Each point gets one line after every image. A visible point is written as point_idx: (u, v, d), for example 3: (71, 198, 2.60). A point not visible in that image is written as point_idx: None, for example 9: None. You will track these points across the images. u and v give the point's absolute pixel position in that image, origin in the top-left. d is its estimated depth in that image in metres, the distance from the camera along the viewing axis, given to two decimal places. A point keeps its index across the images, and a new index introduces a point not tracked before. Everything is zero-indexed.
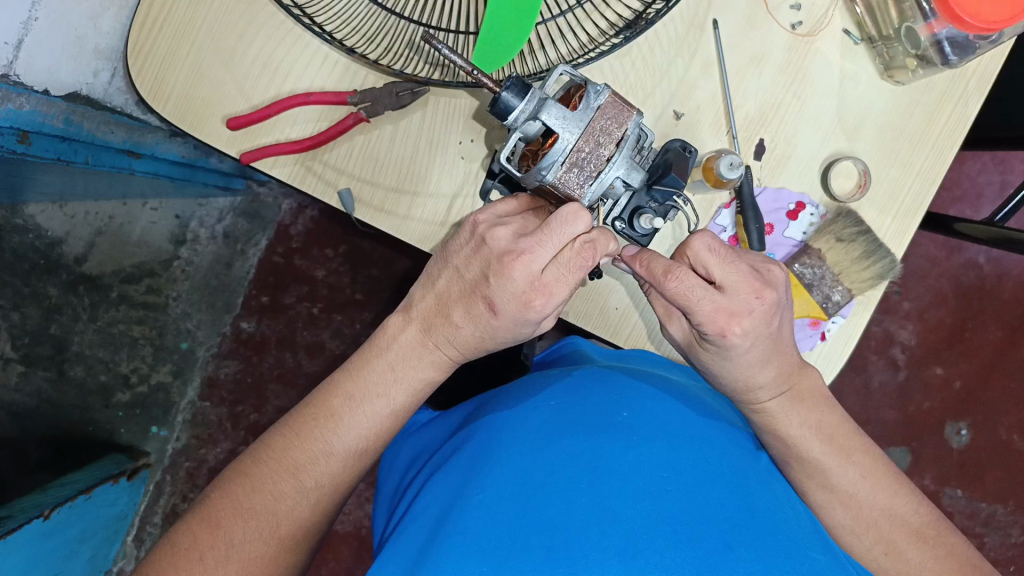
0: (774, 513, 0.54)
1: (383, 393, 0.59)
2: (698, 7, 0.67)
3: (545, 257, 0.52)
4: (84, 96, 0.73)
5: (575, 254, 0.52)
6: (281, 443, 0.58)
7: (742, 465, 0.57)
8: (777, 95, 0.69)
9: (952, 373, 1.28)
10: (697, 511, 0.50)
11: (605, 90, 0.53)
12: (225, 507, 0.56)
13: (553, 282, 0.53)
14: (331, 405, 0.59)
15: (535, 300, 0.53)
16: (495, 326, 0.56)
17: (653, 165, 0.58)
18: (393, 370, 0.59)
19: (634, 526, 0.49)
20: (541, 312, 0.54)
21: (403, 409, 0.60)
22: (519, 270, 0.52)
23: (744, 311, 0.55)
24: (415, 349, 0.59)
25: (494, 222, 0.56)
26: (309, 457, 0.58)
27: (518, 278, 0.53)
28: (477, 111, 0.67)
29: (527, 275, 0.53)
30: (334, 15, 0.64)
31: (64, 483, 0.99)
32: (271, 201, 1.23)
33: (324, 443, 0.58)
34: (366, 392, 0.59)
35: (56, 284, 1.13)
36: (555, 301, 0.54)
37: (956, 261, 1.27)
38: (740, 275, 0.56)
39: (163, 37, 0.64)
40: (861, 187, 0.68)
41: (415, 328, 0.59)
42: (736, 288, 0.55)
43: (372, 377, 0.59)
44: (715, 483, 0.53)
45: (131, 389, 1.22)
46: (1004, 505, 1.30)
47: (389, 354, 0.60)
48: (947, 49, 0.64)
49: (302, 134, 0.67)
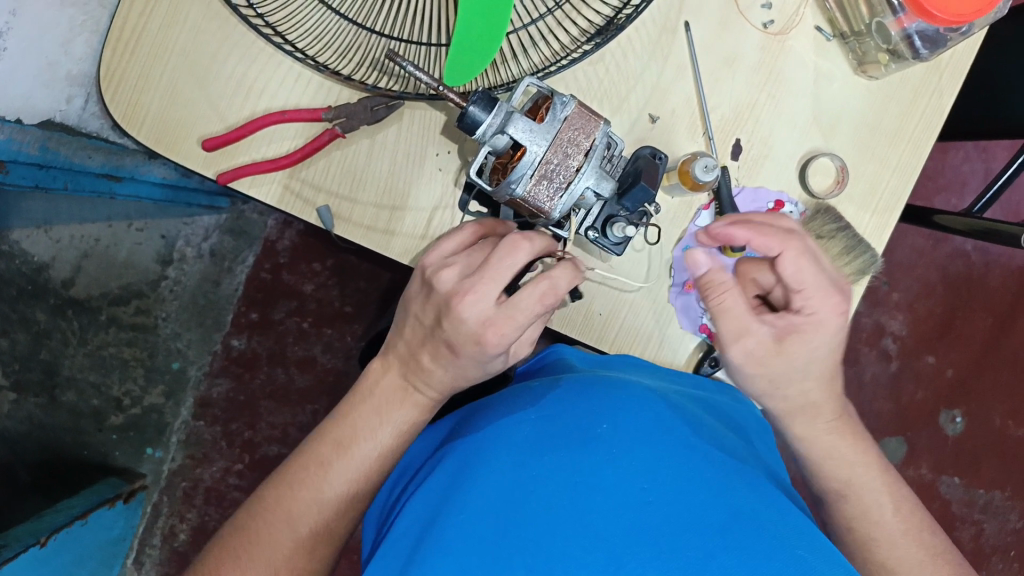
0: (762, 510, 0.52)
1: (369, 437, 0.60)
2: (670, 10, 0.67)
3: (491, 295, 0.53)
4: (59, 123, 0.75)
5: (531, 291, 0.53)
6: (273, 497, 0.58)
7: (736, 471, 0.56)
8: (751, 95, 0.69)
9: (944, 361, 1.28)
10: (677, 521, 0.50)
11: (571, 101, 0.53)
12: (225, 562, 0.56)
13: (503, 319, 0.53)
14: (320, 454, 0.59)
15: (490, 333, 0.54)
16: (461, 365, 0.57)
17: (625, 173, 0.58)
18: (378, 415, 0.60)
19: (614, 541, 0.49)
20: (499, 343, 0.54)
21: (391, 452, 0.60)
22: (468, 310, 0.53)
23: (821, 320, 0.60)
24: (396, 394, 0.60)
25: (441, 263, 0.57)
26: (302, 507, 0.58)
27: (469, 317, 0.53)
28: (448, 125, 0.67)
29: (478, 314, 0.53)
30: (305, 31, 0.64)
31: (58, 510, 0.98)
32: (256, 217, 1.23)
33: (317, 490, 0.58)
34: (353, 436, 0.59)
35: (44, 309, 1.09)
36: (511, 335, 0.54)
37: (943, 251, 1.27)
38: (819, 277, 0.60)
39: (136, 58, 0.64)
40: (839, 183, 0.69)
41: (396, 372, 0.61)
42: (822, 288, 0.60)
43: (358, 422, 0.60)
44: (703, 489, 0.52)
45: (124, 411, 1.22)
46: (1001, 491, 1.30)
47: (373, 400, 0.60)
48: (917, 43, 0.65)
49: (278, 152, 0.67)
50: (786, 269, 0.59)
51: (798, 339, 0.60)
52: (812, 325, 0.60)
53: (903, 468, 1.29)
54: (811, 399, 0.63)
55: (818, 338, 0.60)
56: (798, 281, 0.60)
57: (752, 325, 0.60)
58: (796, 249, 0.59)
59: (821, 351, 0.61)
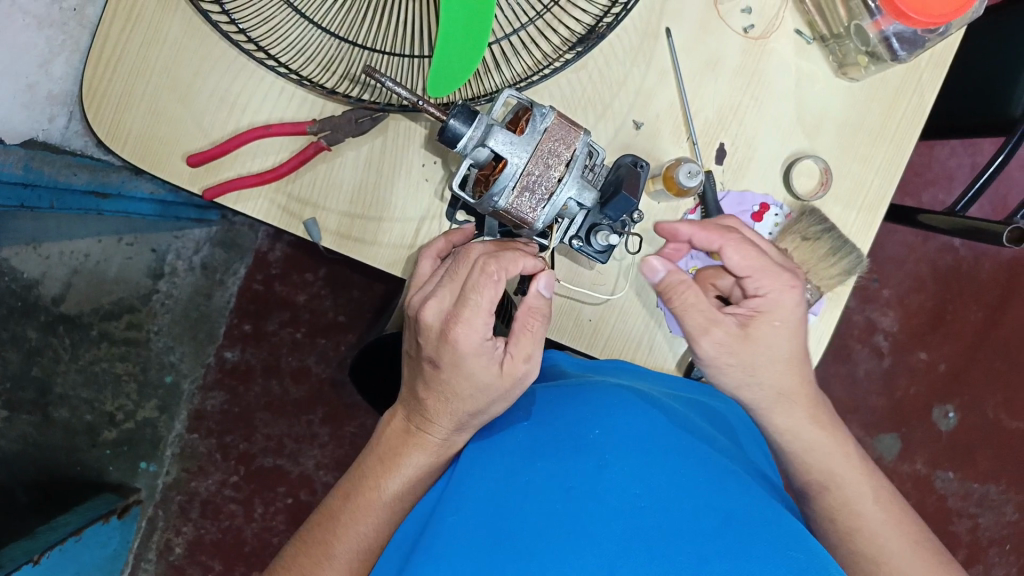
0: (755, 515, 0.52)
1: (375, 485, 0.60)
2: (651, 16, 0.68)
3: (447, 294, 0.56)
4: (42, 141, 0.74)
5: (479, 271, 0.54)
6: (287, 559, 0.60)
7: (730, 476, 0.55)
8: (734, 99, 0.69)
9: (936, 356, 1.29)
10: (671, 526, 0.49)
11: (551, 112, 0.53)
12: None
13: (462, 309, 0.54)
14: (332, 506, 0.61)
15: (455, 329, 0.54)
16: (446, 381, 0.57)
17: (607, 182, 0.58)
18: (383, 463, 0.61)
19: (608, 548, 0.48)
20: (466, 343, 0.55)
21: (399, 500, 0.60)
22: (432, 313, 0.56)
23: (780, 301, 0.63)
24: (399, 437, 0.61)
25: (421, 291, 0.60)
26: (313, 563, 0.58)
27: (433, 319, 0.56)
28: (430, 137, 0.68)
29: (440, 314, 0.56)
30: (288, 46, 0.64)
31: (53, 527, 0.98)
32: (246, 229, 1.24)
33: (325, 546, 0.59)
34: (359, 486, 0.60)
35: (34, 327, 1.09)
36: (476, 325, 0.54)
37: (933, 246, 1.28)
38: (766, 263, 0.63)
39: (118, 76, 0.64)
40: (823, 184, 0.69)
41: (401, 416, 0.62)
42: (769, 272, 0.63)
43: (366, 473, 0.61)
44: (697, 493, 0.52)
45: (117, 427, 1.21)
46: (996, 484, 1.31)
47: (380, 447, 0.62)
48: (896, 45, 0.64)
49: (263, 166, 0.67)
50: (731, 258, 0.63)
51: (761, 324, 0.63)
52: (771, 308, 0.63)
53: (899, 464, 1.29)
54: (802, 391, 0.65)
55: (779, 320, 0.63)
56: (743, 268, 0.63)
57: (713, 318, 0.62)
58: (734, 241, 0.63)
59: (786, 331, 0.63)
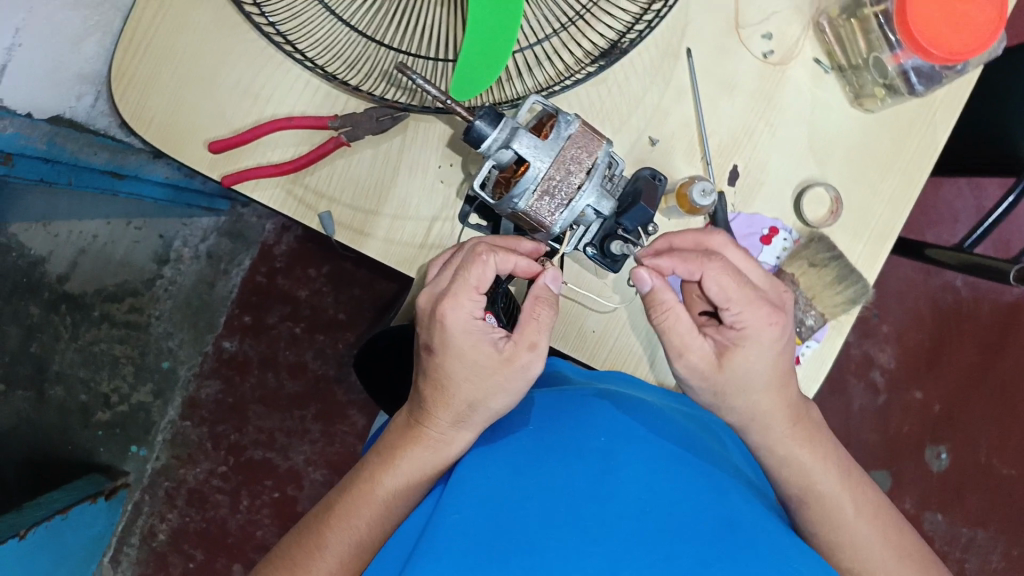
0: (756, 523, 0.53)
1: (370, 478, 0.60)
2: (673, 36, 0.69)
3: (440, 280, 0.58)
4: (66, 119, 0.74)
5: (468, 255, 0.56)
6: (279, 548, 0.61)
7: (730, 486, 0.57)
8: (750, 122, 0.70)
9: (931, 396, 1.29)
10: (675, 526, 0.50)
11: (575, 120, 0.54)
12: None
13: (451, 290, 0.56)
14: (332, 501, 0.61)
15: (443, 308, 0.55)
16: (442, 368, 0.57)
17: (624, 192, 0.60)
18: (383, 457, 0.60)
19: (613, 542, 0.48)
20: (458, 325, 0.55)
21: (397, 502, 0.60)
22: (425, 297, 0.58)
23: (756, 335, 0.57)
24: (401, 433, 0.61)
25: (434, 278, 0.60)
26: (304, 557, 0.58)
27: (425, 302, 0.57)
28: (452, 138, 0.68)
29: (432, 298, 0.57)
30: (315, 41, 0.65)
31: (39, 504, 0.98)
32: (254, 221, 1.23)
33: (319, 541, 0.59)
34: (354, 481, 0.60)
35: (37, 304, 1.12)
36: (465, 305, 0.55)
37: (934, 284, 1.29)
38: (746, 291, 0.57)
39: (146, 60, 0.65)
40: (833, 213, 0.69)
41: (404, 412, 0.62)
42: (750, 304, 0.57)
43: (366, 470, 0.60)
44: (700, 497, 0.53)
45: (111, 408, 1.21)
46: (984, 529, 1.31)
47: (383, 441, 0.62)
48: (914, 79, 0.67)
49: (283, 157, 0.68)
50: (709, 289, 0.57)
51: (737, 357, 0.57)
52: (748, 341, 0.57)
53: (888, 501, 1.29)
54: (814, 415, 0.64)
55: (756, 356, 0.57)
56: (723, 298, 0.57)
57: (686, 343, 0.57)
58: (717, 268, 0.57)
59: (767, 361, 0.58)
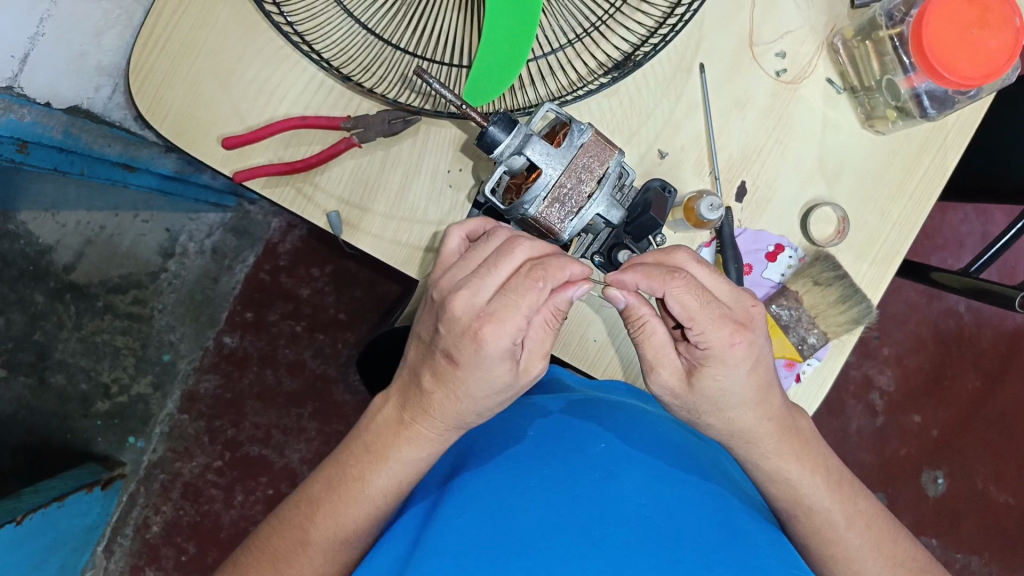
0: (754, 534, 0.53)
1: (359, 477, 0.58)
2: (686, 50, 0.69)
3: (484, 288, 0.49)
4: (85, 109, 0.75)
5: (523, 276, 0.48)
6: (264, 534, 0.61)
7: (730, 498, 0.57)
8: (759, 139, 0.71)
9: (929, 420, 1.29)
10: (676, 532, 0.50)
11: (588, 129, 0.55)
12: None
13: (496, 308, 0.48)
14: (311, 492, 0.60)
15: (484, 329, 0.48)
16: (462, 379, 0.51)
17: (634, 203, 0.61)
18: (369, 452, 0.58)
19: (613, 547, 0.49)
20: (495, 344, 0.48)
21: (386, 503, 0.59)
22: (461, 305, 0.49)
23: (721, 357, 0.51)
24: (390, 427, 0.58)
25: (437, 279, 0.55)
26: (288, 548, 0.59)
27: (462, 314, 0.49)
28: (465, 144, 0.69)
29: (470, 311, 0.49)
30: (333, 43, 0.66)
31: (36, 491, 0.98)
32: (260, 218, 1.24)
33: (302, 531, 0.59)
34: (344, 475, 0.59)
35: (42, 292, 1.16)
36: (509, 330, 0.48)
37: (936, 308, 1.29)
38: (709, 307, 0.51)
39: (164, 55, 0.65)
40: (839, 233, 0.70)
41: (393, 406, 0.58)
42: (714, 326, 0.51)
43: (351, 462, 0.59)
44: (700, 508, 0.53)
45: (110, 399, 1.21)
46: (979, 556, 1.30)
47: (368, 434, 0.59)
48: (926, 103, 0.67)
49: (294, 157, 0.69)
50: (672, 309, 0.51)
51: (704, 377, 0.53)
52: (714, 363, 0.52)
53: None
54: None
55: (724, 376, 0.52)
56: (686, 316, 0.51)
57: (659, 357, 0.53)
58: (681, 285, 0.51)
59: (739, 378, 0.53)
